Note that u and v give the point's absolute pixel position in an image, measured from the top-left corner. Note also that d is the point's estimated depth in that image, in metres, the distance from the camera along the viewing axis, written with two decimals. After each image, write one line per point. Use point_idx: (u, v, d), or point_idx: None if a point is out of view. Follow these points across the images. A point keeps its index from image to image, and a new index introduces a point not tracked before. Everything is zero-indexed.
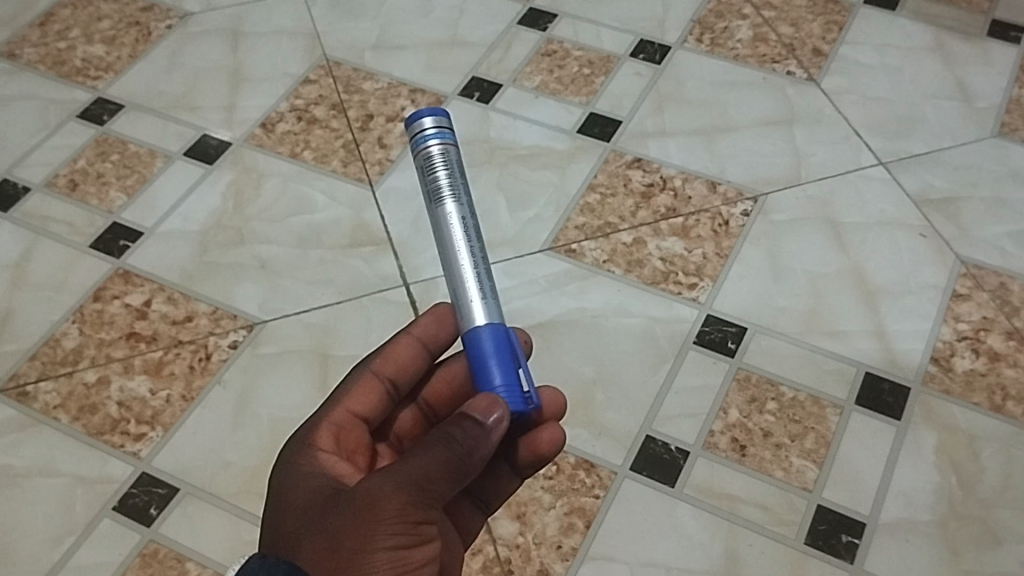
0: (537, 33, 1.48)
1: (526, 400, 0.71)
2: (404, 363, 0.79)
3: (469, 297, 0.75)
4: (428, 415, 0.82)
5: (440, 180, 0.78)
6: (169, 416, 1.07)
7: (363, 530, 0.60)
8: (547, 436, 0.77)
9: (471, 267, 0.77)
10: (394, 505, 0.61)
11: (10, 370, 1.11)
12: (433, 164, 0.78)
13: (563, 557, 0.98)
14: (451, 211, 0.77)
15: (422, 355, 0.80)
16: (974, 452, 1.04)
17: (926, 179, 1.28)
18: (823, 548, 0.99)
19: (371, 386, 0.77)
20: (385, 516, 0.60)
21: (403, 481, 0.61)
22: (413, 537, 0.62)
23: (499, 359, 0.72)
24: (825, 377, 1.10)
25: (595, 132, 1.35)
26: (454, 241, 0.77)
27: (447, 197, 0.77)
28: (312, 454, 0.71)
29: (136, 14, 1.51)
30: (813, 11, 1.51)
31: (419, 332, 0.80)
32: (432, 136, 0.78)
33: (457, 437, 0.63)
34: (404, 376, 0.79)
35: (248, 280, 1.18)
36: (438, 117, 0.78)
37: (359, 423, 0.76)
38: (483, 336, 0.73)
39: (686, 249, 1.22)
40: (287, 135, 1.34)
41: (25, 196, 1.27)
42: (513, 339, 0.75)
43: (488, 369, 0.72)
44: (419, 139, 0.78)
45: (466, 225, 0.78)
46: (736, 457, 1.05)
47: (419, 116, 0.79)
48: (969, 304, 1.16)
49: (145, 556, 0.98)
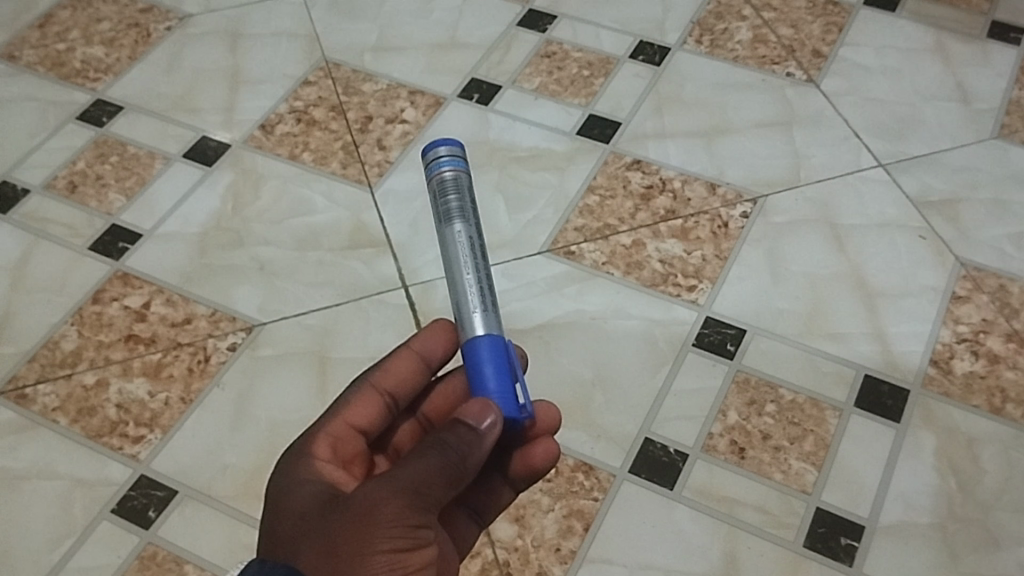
0: (537, 35, 1.48)
1: (520, 409, 0.72)
2: (403, 376, 0.79)
3: (470, 310, 0.76)
4: (427, 428, 0.82)
5: (450, 203, 0.79)
6: (168, 418, 1.07)
7: (361, 533, 0.60)
8: (541, 451, 0.78)
9: (474, 283, 0.77)
10: (393, 506, 0.60)
11: (9, 373, 1.11)
12: (444, 188, 0.80)
13: (562, 559, 0.98)
14: (458, 232, 0.79)
15: (421, 370, 0.80)
16: (974, 455, 1.04)
17: (926, 181, 1.28)
18: (822, 551, 0.99)
19: (370, 398, 0.77)
20: (382, 519, 0.60)
21: (401, 483, 0.61)
22: (412, 540, 0.61)
23: (495, 366, 0.73)
24: (825, 380, 1.10)
25: (595, 134, 1.35)
26: (459, 260, 0.78)
27: (455, 219, 0.79)
28: (309, 463, 0.71)
29: (136, 16, 1.51)
30: (812, 13, 1.50)
31: (418, 347, 0.80)
32: (446, 163, 0.80)
33: (451, 443, 0.64)
34: (403, 390, 0.79)
35: (247, 282, 1.18)
36: (452, 145, 0.80)
37: (357, 434, 0.76)
38: (481, 346, 0.74)
39: (685, 251, 1.22)
40: (286, 136, 1.34)
41: (24, 198, 1.27)
42: (512, 354, 0.75)
43: (484, 376, 0.72)
44: (434, 165, 0.80)
45: (473, 246, 0.79)
46: (736, 460, 1.05)
47: (435, 144, 0.81)
48: (969, 307, 1.16)
49: (144, 559, 0.98)
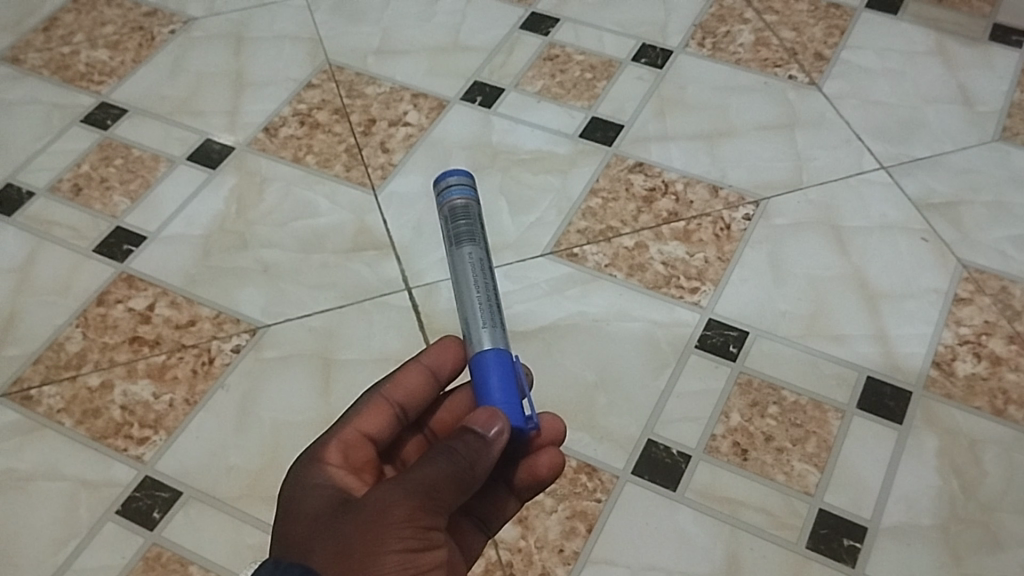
0: (539, 38, 1.48)
1: (525, 419, 0.73)
2: (413, 388, 0.79)
3: (477, 323, 0.78)
4: (433, 442, 0.82)
5: (460, 227, 0.83)
6: (172, 420, 1.08)
7: (374, 533, 0.60)
8: (546, 460, 0.78)
9: (481, 300, 0.80)
10: (405, 509, 0.61)
11: (13, 375, 1.11)
12: (454, 214, 0.84)
13: (565, 561, 0.98)
14: (467, 252, 0.82)
15: (431, 383, 0.80)
16: (976, 456, 1.05)
17: (928, 183, 1.28)
18: (824, 553, 0.99)
19: (380, 409, 0.77)
20: (394, 519, 0.61)
21: (412, 486, 0.62)
22: (423, 542, 0.61)
23: (500, 377, 0.74)
24: (827, 381, 1.11)
25: (597, 137, 1.35)
26: (467, 279, 0.81)
27: (465, 241, 0.83)
28: (321, 468, 0.71)
29: (140, 20, 1.52)
30: (814, 16, 1.51)
31: (427, 360, 0.80)
32: (456, 191, 0.85)
33: (458, 450, 0.64)
34: (414, 401, 0.79)
35: (251, 284, 1.19)
36: (462, 175, 0.86)
37: (368, 442, 0.75)
38: (488, 359, 0.76)
39: (687, 253, 1.22)
40: (289, 139, 1.35)
41: (28, 201, 1.28)
42: (518, 369, 0.76)
43: (489, 387, 0.73)
44: (445, 194, 0.85)
45: (481, 267, 0.82)
46: (738, 461, 1.05)
47: (446, 175, 0.86)
48: (971, 309, 1.16)
49: (148, 560, 0.98)
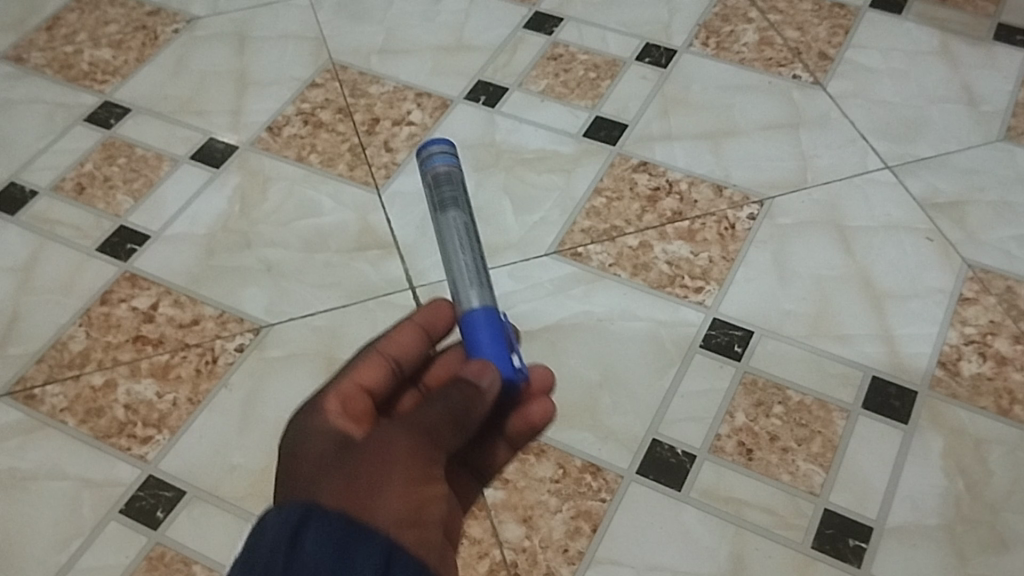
0: (543, 37, 1.48)
1: (514, 369, 0.75)
2: (408, 344, 0.78)
3: (464, 281, 0.79)
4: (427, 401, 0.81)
5: (445, 193, 0.84)
6: (175, 419, 1.07)
7: (376, 466, 0.61)
8: (539, 410, 0.78)
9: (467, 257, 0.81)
10: (405, 445, 0.63)
11: (17, 374, 1.11)
12: (438, 181, 0.85)
13: (569, 560, 0.98)
14: (453, 216, 0.83)
15: (423, 340, 0.80)
16: (981, 456, 1.04)
17: (933, 183, 1.28)
18: (830, 553, 0.98)
19: (377, 362, 0.77)
20: (395, 453, 0.62)
21: (413, 425, 0.64)
22: (426, 475, 0.63)
23: (490, 329, 0.75)
24: (832, 381, 1.10)
25: (601, 136, 1.35)
26: (453, 242, 0.82)
27: (449, 206, 0.84)
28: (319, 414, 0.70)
29: (143, 19, 1.52)
30: (818, 16, 1.51)
31: (420, 319, 0.80)
32: (439, 160, 0.86)
33: (454, 395, 0.66)
34: (408, 357, 0.78)
35: (254, 284, 1.18)
36: (446, 144, 0.87)
37: (364, 392, 0.75)
38: (476, 313, 0.77)
39: (692, 252, 1.22)
40: (293, 138, 1.34)
41: (31, 200, 1.28)
42: (507, 326, 0.78)
43: (479, 340, 0.75)
44: (428, 163, 0.86)
45: (467, 232, 0.83)
46: (743, 461, 1.05)
47: (429, 146, 0.87)
48: (976, 308, 1.16)
49: (151, 559, 0.98)
